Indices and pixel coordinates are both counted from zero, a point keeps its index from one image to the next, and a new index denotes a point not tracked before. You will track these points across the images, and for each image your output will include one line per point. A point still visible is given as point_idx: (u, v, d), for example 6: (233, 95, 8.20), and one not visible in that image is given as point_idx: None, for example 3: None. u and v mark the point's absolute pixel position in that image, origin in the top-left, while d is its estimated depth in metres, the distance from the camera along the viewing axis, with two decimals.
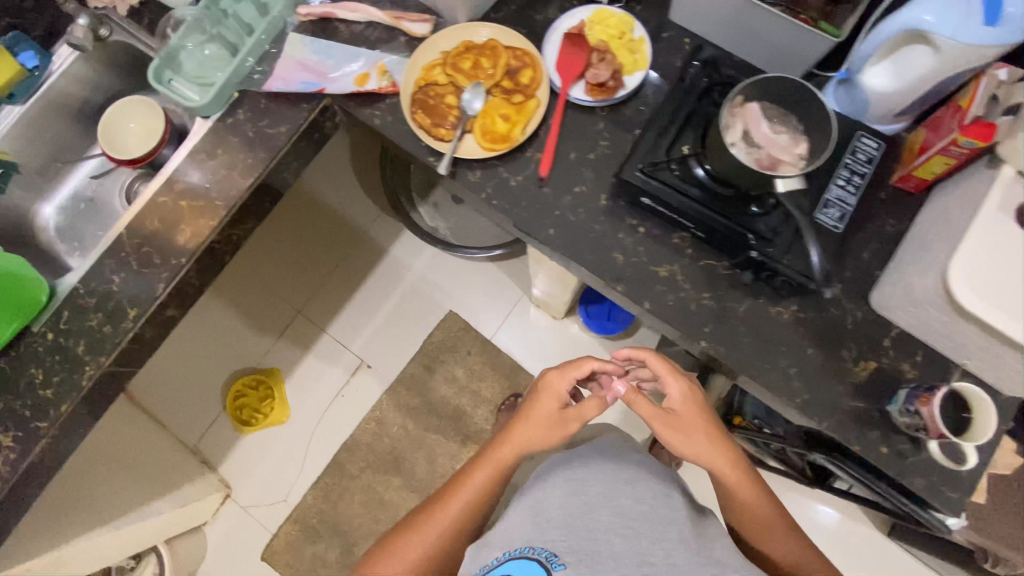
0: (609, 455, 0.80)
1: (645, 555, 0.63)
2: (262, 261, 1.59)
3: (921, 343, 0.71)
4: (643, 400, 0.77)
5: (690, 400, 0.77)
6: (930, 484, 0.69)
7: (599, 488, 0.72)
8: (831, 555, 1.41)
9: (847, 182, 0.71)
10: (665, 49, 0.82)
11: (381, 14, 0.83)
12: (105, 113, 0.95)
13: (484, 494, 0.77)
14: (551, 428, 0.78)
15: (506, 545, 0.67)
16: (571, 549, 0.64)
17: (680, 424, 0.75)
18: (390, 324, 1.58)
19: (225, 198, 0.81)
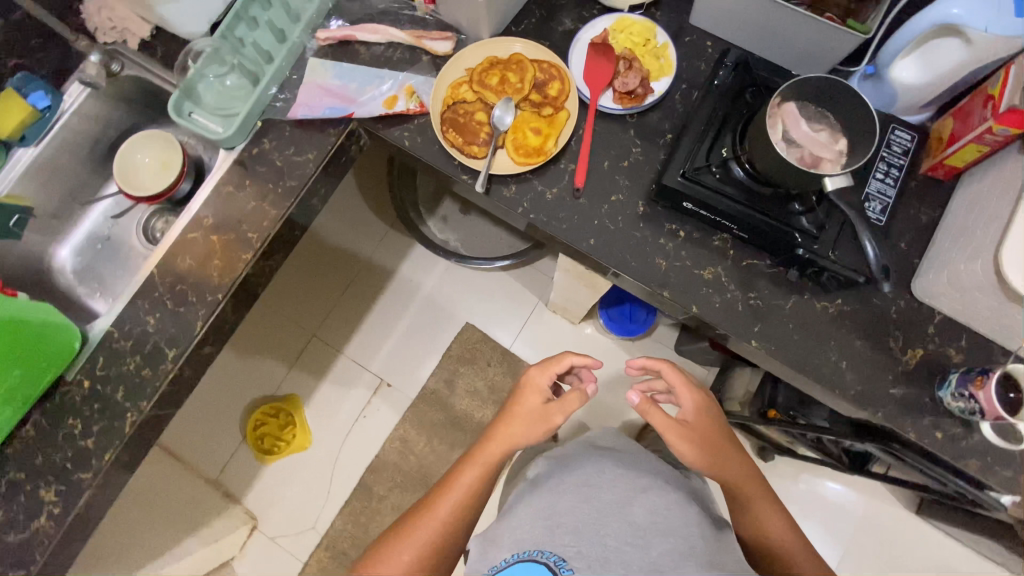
0: (625, 462, 0.85)
1: (655, 564, 0.67)
2: (279, 304, 1.56)
3: (964, 327, 0.73)
4: (656, 409, 0.80)
5: (702, 411, 0.82)
6: (986, 465, 0.70)
7: (613, 495, 0.78)
8: (862, 537, 1.43)
9: (887, 174, 0.75)
10: (688, 53, 0.83)
11: (403, 33, 0.82)
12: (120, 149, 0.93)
13: (471, 492, 0.80)
14: (533, 422, 0.82)
15: (515, 546, 0.72)
16: (580, 554, 0.68)
17: (688, 432, 0.79)
18: (407, 341, 1.56)
19: (258, 230, 0.80)
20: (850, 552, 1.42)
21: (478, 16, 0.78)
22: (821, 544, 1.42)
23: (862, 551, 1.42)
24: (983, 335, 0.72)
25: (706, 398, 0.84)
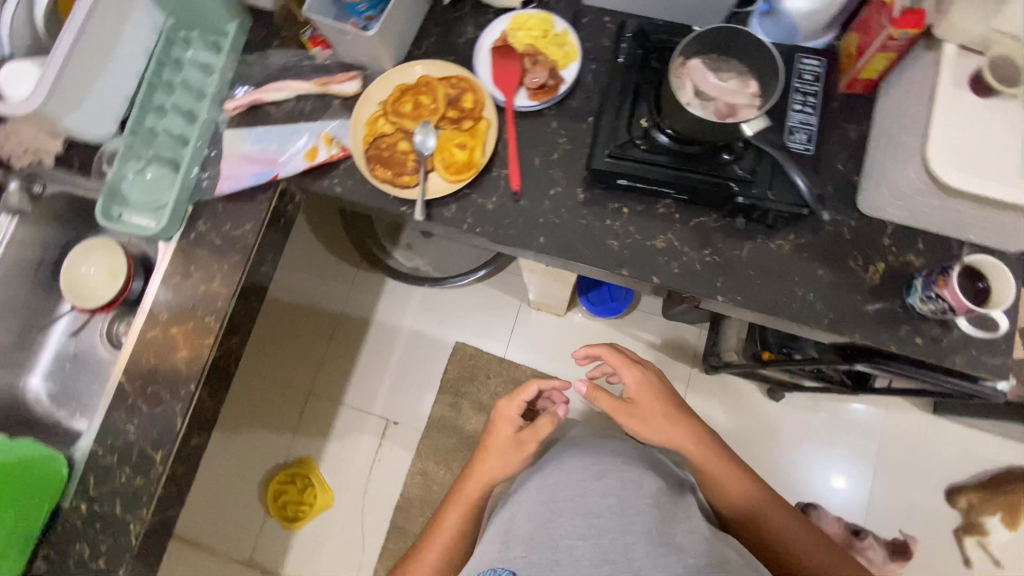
0: (589, 451, 0.87)
1: (605, 553, 0.68)
2: (266, 368, 1.55)
3: (918, 230, 0.74)
4: (605, 397, 0.91)
5: (644, 386, 0.91)
6: (972, 358, 0.71)
7: (569, 490, 0.79)
8: (889, 450, 1.44)
9: (804, 105, 0.71)
10: (590, 33, 0.83)
11: (308, 83, 0.83)
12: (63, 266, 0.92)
13: (457, 533, 0.86)
14: (507, 453, 0.89)
15: (475, 567, 0.76)
16: (531, 563, 0.70)
17: (634, 409, 0.89)
18: (403, 374, 1.56)
19: (214, 312, 0.79)
20: (880, 467, 1.43)
21: (377, 49, 0.78)
22: (849, 467, 1.43)
23: (892, 464, 1.43)
24: (938, 233, 0.73)
25: (648, 374, 0.93)
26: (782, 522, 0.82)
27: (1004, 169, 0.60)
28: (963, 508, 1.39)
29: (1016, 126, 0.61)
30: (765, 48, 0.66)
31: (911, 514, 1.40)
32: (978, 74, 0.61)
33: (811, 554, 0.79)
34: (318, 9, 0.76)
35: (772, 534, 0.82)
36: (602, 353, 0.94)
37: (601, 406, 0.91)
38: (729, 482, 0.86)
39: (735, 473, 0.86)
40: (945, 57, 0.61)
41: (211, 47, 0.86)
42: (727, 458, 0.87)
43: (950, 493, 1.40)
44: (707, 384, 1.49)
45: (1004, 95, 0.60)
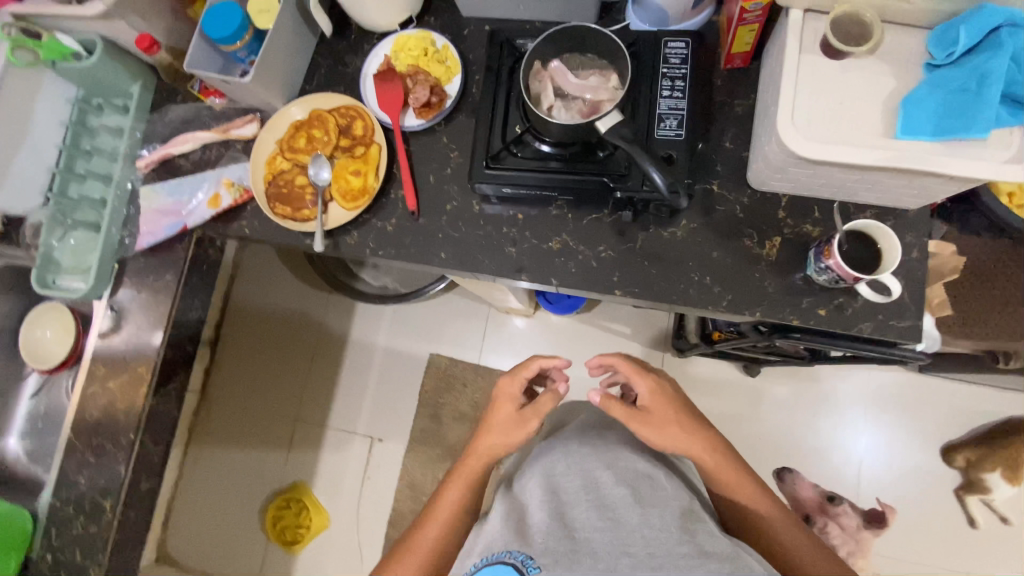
0: (592, 440, 0.82)
1: (623, 545, 0.63)
2: (230, 394, 1.63)
3: (812, 198, 0.72)
4: (621, 405, 0.79)
5: (658, 394, 0.82)
6: (878, 324, 0.68)
7: (578, 481, 0.74)
8: (881, 415, 1.39)
9: (672, 89, 0.69)
10: (471, 45, 0.84)
11: (209, 133, 0.85)
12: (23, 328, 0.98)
13: (457, 509, 0.81)
14: (518, 428, 0.83)
15: (483, 551, 0.68)
16: (549, 551, 0.63)
17: (650, 418, 0.79)
18: (383, 391, 1.59)
19: (145, 361, 0.84)
20: (874, 433, 1.38)
21: (263, 92, 0.81)
22: (839, 435, 1.39)
23: (883, 429, 1.38)
24: (832, 199, 0.71)
25: (660, 379, 0.84)
26: (798, 539, 0.73)
27: (864, 132, 0.57)
28: (961, 467, 1.34)
29: (875, 84, 0.58)
30: (617, 45, 0.67)
31: (909, 479, 1.35)
32: (825, 38, 0.58)
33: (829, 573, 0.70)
34: (198, 62, 0.79)
35: (787, 551, 0.72)
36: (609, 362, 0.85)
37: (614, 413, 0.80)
38: (741, 494, 0.77)
39: (746, 485, 0.77)
40: (789, 24, 0.59)
41: (120, 110, 0.89)
42: (737, 469, 0.78)
43: (946, 452, 1.35)
44: (679, 371, 1.46)
45: (858, 53, 0.58)
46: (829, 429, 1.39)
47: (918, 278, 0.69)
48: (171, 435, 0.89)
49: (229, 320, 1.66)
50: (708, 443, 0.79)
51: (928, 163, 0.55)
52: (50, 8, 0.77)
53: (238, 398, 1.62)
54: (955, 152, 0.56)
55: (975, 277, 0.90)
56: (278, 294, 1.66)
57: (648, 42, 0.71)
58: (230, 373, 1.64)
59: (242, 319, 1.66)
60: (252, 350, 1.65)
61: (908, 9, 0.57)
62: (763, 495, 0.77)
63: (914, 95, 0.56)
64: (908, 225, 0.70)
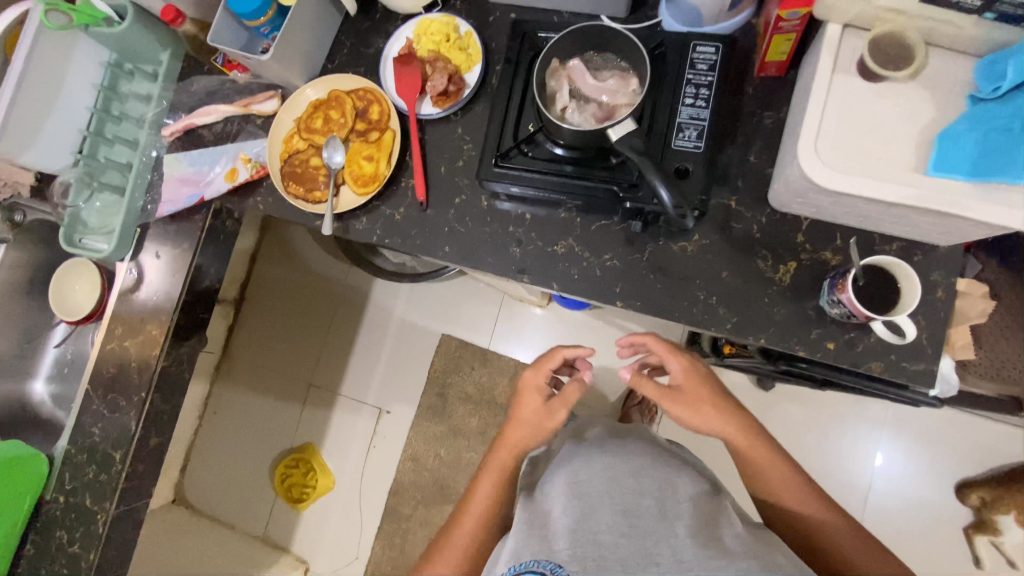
0: (612, 446, 0.78)
1: (650, 554, 0.62)
2: (253, 350, 1.68)
3: (835, 225, 0.68)
4: (653, 385, 0.76)
5: (693, 374, 0.76)
6: (890, 364, 0.65)
7: (604, 484, 0.70)
8: (899, 440, 1.34)
9: (696, 98, 0.66)
10: (494, 33, 0.81)
11: (231, 106, 0.86)
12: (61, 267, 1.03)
13: (492, 503, 0.76)
14: (548, 412, 0.79)
15: (511, 560, 0.65)
16: (576, 557, 0.62)
17: (682, 398, 0.74)
18: (395, 365, 1.62)
19: (159, 326, 0.88)
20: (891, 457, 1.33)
21: (282, 69, 0.81)
22: (849, 460, 1.34)
23: (898, 459, 1.33)
24: (855, 227, 0.67)
25: (693, 359, 0.79)
26: (845, 529, 0.65)
27: (890, 165, 0.53)
28: (975, 505, 1.28)
29: (911, 113, 0.54)
30: (637, 48, 0.64)
31: (919, 510, 1.30)
32: (862, 57, 0.54)
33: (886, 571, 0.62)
34: (222, 37, 0.79)
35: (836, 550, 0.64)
36: (645, 339, 0.79)
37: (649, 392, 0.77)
38: (779, 485, 0.70)
39: (778, 470, 0.70)
40: (825, 39, 0.55)
41: (149, 77, 0.91)
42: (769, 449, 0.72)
43: (960, 488, 1.29)
44: None
45: (897, 77, 0.53)
46: (842, 446, 1.35)
47: (939, 322, 0.64)
48: (181, 396, 0.94)
49: (252, 284, 1.70)
50: (743, 427, 0.73)
51: (957, 206, 0.51)
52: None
53: (259, 357, 1.67)
54: (992, 194, 0.51)
55: (1011, 319, 0.84)
56: (301, 263, 1.69)
57: (676, 46, 0.68)
58: (250, 335, 1.68)
59: (264, 284, 1.70)
60: (275, 311, 1.69)
61: (958, 34, 0.52)
62: (805, 487, 0.69)
63: (952, 128, 0.51)
64: (936, 263, 0.66)
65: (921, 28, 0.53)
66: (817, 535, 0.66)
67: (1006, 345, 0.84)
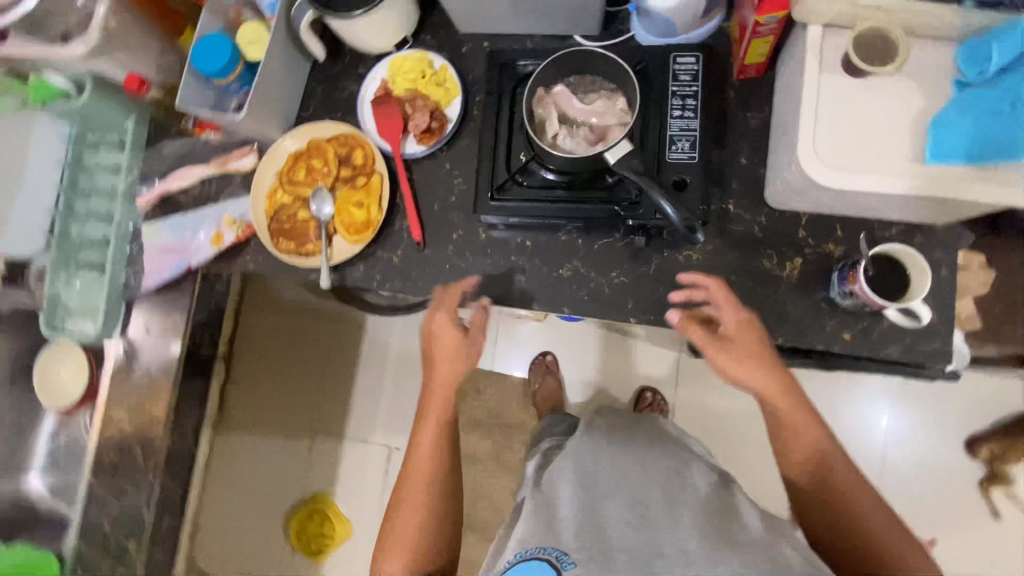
0: (620, 439, 0.74)
1: (656, 546, 0.58)
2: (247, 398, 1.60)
3: (834, 216, 0.69)
4: (701, 329, 0.64)
5: (749, 328, 0.63)
6: (906, 347, 0.66)
7: (611, 476, 0.67)
8: (908, 407, 1.35)
9: (684, 109, 0.66)
10: (469, 64, 0.80)
11: (207, 167, 0.84)
12: (48, 347, 0.98)
13: (431, 476, 0.70)
14: (460, 357, 0.71)
15: (517, 545, 0.61)
16: (582, 547, 0.58)
17: (734, 349, 0.62)
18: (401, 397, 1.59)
19: (160, 404, 0.85)
20: (901, 423, 1.35)
21: (257, 125, 0.78)
22: (861, 431, 1.35)
23: (908, 424, 1.35)
24: (853, 217, 0.68)
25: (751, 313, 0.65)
26: (891, 529, 0.55)
27: (890, 158, 0.54)
28: (986, 458, 1.31)
29: (901, 105, 0.54)
30: (621, 68, 0.64)
31: (936, 472, 1.32)
32: (847, 55, 0.54)
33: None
34: (192, 98, 0.76)
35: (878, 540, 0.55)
36: (699, 283, 0.66)
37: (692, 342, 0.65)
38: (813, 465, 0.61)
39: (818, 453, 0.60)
40: (808, 43, 0.56)
41: (115, 147, 0.87)
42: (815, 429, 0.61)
43: (969, 445, 1.32)
44: (695, 375, 1.42)
45: (882, 73, 0.54)
46: (857, 419, 1.36)
47: (945, 298, 0.66)
48: None
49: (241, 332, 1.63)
50: (785, 389, 0.61)
51: (958, 192, 0.52)
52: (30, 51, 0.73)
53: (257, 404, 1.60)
54: (991, 175, 0.52)
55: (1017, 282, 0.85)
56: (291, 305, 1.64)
57: (657, 60, 0.68)
58: (245, 370, 1.61)
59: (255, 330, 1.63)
60: (268, 357, 1.62)
61: (936, 23, 0.53)
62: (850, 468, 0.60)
63: (944, 116, 0.52)
64: (934, 242, 0.67)
65: (899, 22, 0.54)
66: (855, 519, 0.57)
67: (1010, 309, 0.86)
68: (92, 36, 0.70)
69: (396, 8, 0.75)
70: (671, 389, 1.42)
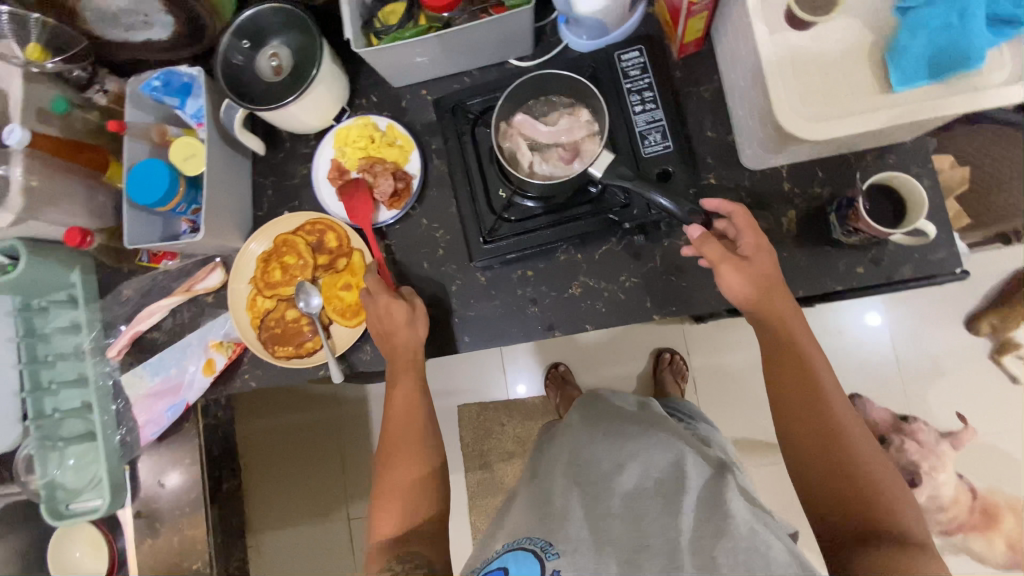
0: (612, 436, 0.72)
1: (639, 539, 0.57)
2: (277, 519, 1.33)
3: (813, 161, 0.70)
4: (717, 245, 0.60)
5: (764, 249, 0.61)
6: (917, 263, 0.68)
7: (608, 465, 0.66)
8: (910, 308, 1.36)
9: (643, 103, 0.66)
10: (414, 116, 0.78)
11: (173, 296, 0.78)
12: (55, 533, 0.90)
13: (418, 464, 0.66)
14: (412, 325, 0.69)
15: (509, 537, 0.62)
16: (569, 538, 0.58)
17: (749, 266, 0.60)
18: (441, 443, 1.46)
19: (199, 556, 0.79)
20: (909, 327, 1.35)
21: (216, 240, 0.74)
22: (868, 341, 1.35)
23: (915, 325, 1.35)
24: (830, 156, 0.70)
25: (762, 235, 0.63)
26: (871, 470, 0.54)
27: (858, 95, 0.56)
28: (989, 333, 1.31)
29: (852, 44, 0.56)
30: (574, 80, 0.63)
31: (956, 362, 1.33)
32: (790, 12, 0.55)
33: (902, 517, 0.52)
34: (139, 234, 0.71)
35: (849, 459, 0.55)
36: (728, 211, 0.63)
37: (708, 259, 0.61)
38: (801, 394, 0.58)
39: (811, 393, 0.57)
40: (751, 9, 0.55)
41: (67, 303, 0.80)
42: (811, 362, 0.59)
43: (970, 323, 1.33)
44: (704, 340, 1.43)
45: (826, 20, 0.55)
46: (868, 336, 1.35)
47: (937, 207, 0.68)
48: None
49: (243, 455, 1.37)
50: (794, 312, 0.61)
51: (935, 109, 0.53)
52: None
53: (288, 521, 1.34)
54: (953, 87, 0.54)
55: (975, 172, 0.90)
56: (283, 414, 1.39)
57: (602, 63, 0.68)
58: (261, 463, 1.37)
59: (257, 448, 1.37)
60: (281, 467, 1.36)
61: None
62: (837, 390, 0.58)
63: (900, 43, 0.53)
64: (909, 157, 0.69)
65: None
66: (835, 439, 0.56)
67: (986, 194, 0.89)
68: (13, 201, 0.65)
69: (327, 83, 0.72)
70: (686, 360, 1.42)
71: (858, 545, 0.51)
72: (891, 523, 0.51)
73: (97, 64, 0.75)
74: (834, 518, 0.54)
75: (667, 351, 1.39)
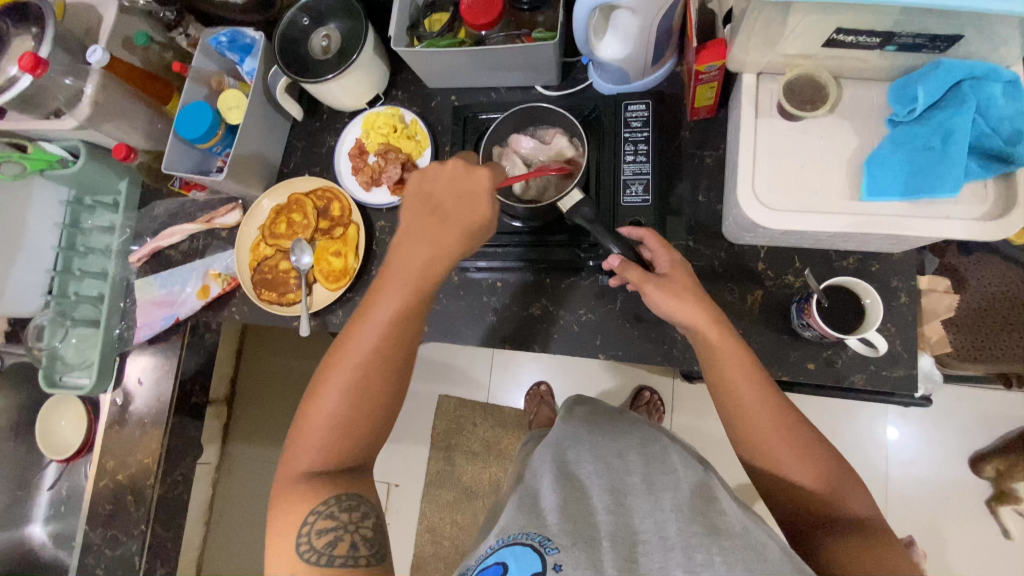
0: (601, 427, 0.72)
1: (635, 533, 0.54)
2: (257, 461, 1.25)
3: (793, 248, 0.70)
4: (639, 269, 0.59)
5: (682, 267, 0.61)
6: (870, 375, 0.67)
7: (594, 464, 0.63)
8: (914, 428, 1.28)
9: (636, 154, 0.70)
10: (437, 118, 0.85)
11: (193, 224, 0.87)
12: (48, 400, 1.01)
13: (383, 358, 0.58)
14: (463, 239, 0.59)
15: (500, 532, 0.57)
16: (567, 532, 0.54)
17: (670, 284, 0.58)
18: (413, 424, 1.52)
19: (151, 454, 0.88)
20: (909, 448, 1.27)
21: (239, 184, 0.83)
22: (863, 447, 1.28)
23: (915, 447, 1.27)
24: (811, 249, 0.70)
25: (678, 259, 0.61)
26: (826, 459, 0.54)
27: (828, 197, 0.56)
28: (991, 477, 1.21)
29: (834, 145, 0.57)
30: (566, 119, 0.69)
31: (950, 496, 1.24)
32: (779, 102, 0.57)
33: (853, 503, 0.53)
34: (179, 164, 0.81)
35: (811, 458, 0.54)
36: (641, 235, 0.62)
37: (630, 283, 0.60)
38: (747, 404, 0.55)
39: (770, 395, 0.56)
40: (744, 89, 0.59)
41: (110, 207, 0.92)
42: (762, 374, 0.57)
43: (974, 462, 1.24)
44: (691, 400, 1.41)
45: (815, 116, 0.57)
46: (863, 443, 1.28)
47: (905, 325, 0.67)
48: (181, 519, 0.95)
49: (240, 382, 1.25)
50: (717, 320, 0.57)
51: (895, 226, 0.54)
52: (34, 125, 0.77)
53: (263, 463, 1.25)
54: (926, 210, 0.54)
55: None
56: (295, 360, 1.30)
57: (610, 110, 0.73)
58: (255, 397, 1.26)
59: (257, 380, 1.27)
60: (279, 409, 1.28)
61: (864, 66, 0.55)
62: (782, 400, 0.56)
63: (877, 155, 0.54)
64: (893, 269, 0.68)
65: (829, 67, 0.57)
66: (789, 439, 0.54)
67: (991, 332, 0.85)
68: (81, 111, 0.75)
69: (366, 68, 0.79)
70: (667, 416, 1.41)
71: (823, 535, 0.53)
72: (843, 508, 0.53)
73: (186, 11, 0.85)
74: (800, 510, 0.55)
75: (648, 389, 1.38)
